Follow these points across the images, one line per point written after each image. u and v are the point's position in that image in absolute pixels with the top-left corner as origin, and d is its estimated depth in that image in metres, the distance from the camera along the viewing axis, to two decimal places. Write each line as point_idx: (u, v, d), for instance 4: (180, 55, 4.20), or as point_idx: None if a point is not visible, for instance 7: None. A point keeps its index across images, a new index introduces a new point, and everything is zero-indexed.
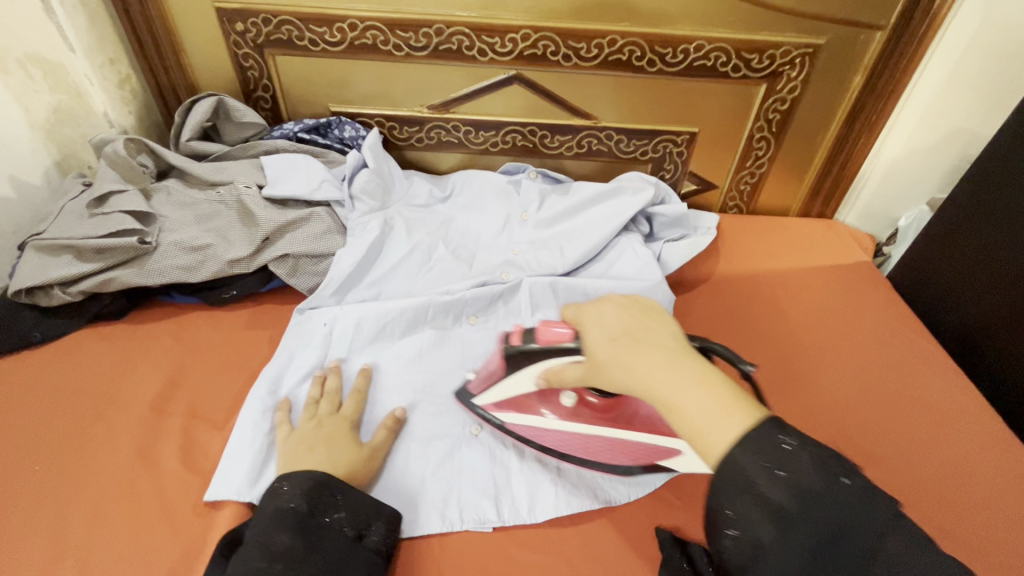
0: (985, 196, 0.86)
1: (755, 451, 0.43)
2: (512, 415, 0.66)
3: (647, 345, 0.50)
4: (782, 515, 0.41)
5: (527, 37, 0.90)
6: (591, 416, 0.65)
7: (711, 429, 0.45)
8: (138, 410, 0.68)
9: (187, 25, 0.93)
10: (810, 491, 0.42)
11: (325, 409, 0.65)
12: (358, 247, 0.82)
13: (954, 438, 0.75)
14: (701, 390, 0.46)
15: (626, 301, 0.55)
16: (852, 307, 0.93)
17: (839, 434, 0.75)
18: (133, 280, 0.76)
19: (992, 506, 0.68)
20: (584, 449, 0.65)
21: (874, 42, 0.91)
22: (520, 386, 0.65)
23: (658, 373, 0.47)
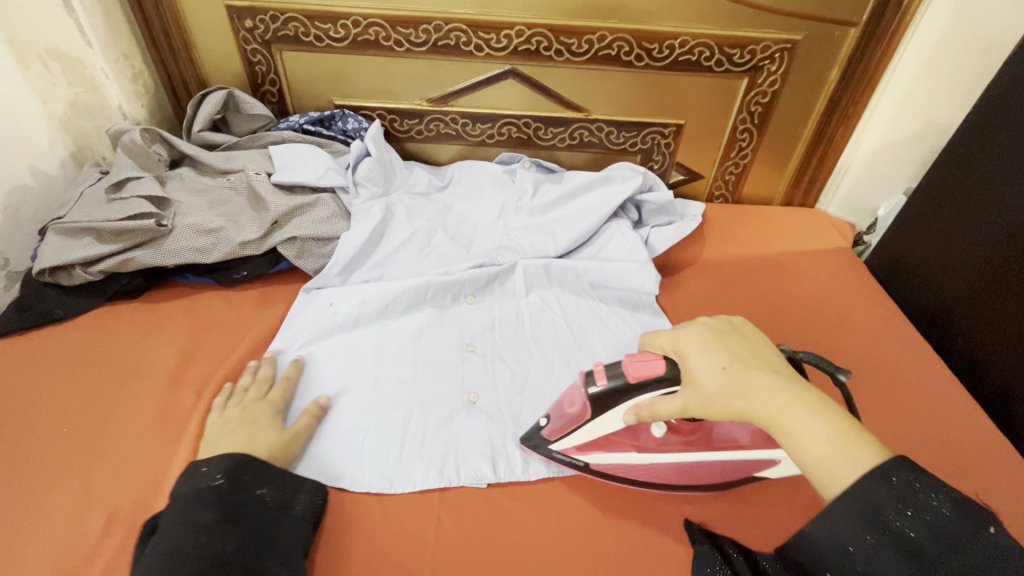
0: (955, 184, 0.91)
1: (889, 488, 0.44)
2: (596, 455, 0.64)
3: (763, 375, 0.52)
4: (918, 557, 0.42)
5: (521, 33, 0.95)
6: (683, 445, 0.63)
7: (837, 459, 0.47)
8: (157, 379, 0.72)
9: (198, 21, 0.98)
10: (951, 535, 0.42)
11: (253, 396, 0.68)
12: (361, 230, 0.87)
13: (920, 409, 0.81)
14: (822, 422, 0.49)
15: (723, 327, 0.57)
16: (829, 289, 0.99)
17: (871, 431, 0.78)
18: (151, 261, 0.80)
19: (953, 469, 0.73)
20: (675, 476, 0.64)
21: (848, 38, 0.96)
22: (607, 426, 0.62)
23: (779, 403, 0.50)
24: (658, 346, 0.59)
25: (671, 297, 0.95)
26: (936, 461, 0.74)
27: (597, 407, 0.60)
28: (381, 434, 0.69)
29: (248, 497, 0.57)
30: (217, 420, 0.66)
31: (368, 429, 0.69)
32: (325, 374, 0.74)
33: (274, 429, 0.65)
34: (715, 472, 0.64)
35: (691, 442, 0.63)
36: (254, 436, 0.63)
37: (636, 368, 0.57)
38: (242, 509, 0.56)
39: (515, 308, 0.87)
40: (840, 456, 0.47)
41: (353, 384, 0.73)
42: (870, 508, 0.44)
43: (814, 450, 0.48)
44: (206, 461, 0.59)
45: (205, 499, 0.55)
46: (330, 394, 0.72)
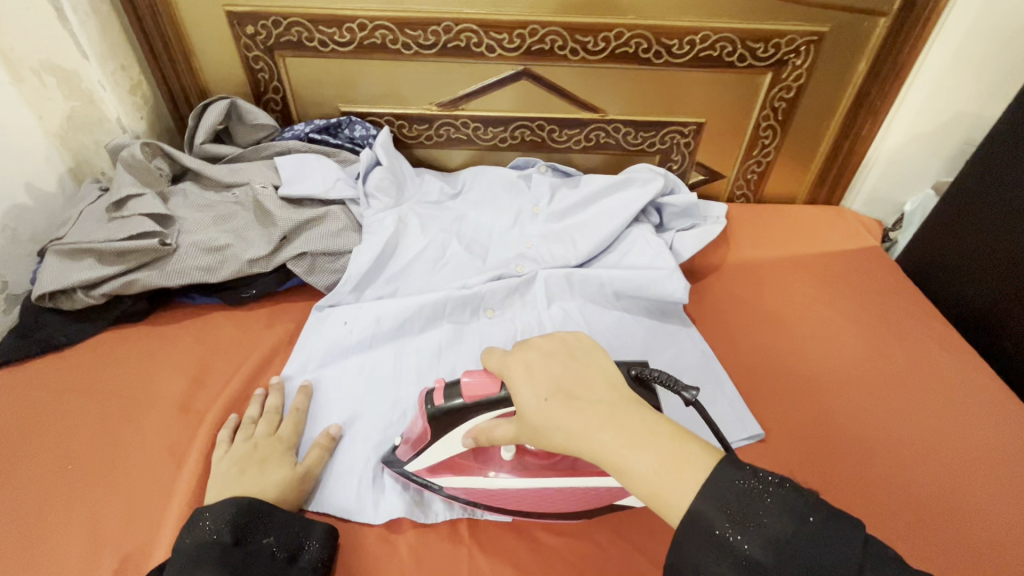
0: (995, 180, 0.86)
1: (716, 501, 0.43)
2: (450, 478, 0.62)
3: (582, 401, 0.50)
4: (756, 570, 0.41)
5: (534, 33, 0.91)
6: (535, 468, 0.61)
7: (670, 486, 0.44)
8: (166, 408, 0.68)
9: (198, 28, 0.93)
10: (779, 537, 0.41)
11: (261, 431, 0.64)
12: (374, 244, 0.83)
13: (969, 419, 0.76)
14: (645, 449, 0.46)
15: (550, 347, 0.54)
16: (863, 290, 0.94)
17: (901, 442, 0.73)
18: (154, 282, 0.76)
19: (1010, 483, 0.69)
20: (538, 502, 0.61)
21: (878, 29, 0.91)
22: (450, 448, 0.60)
23: (595, 433, 0.47)
24: (491, 366, 0.56)
25: (698, 305, 0.91)
26: (989, 476, 0.70)
27: (435, 429, 0.59)
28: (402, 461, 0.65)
29: (252, 549, 0.53)
30: (222, 459, 0.61)
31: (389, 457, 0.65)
32: (341, 398, 0.70)
33: (286, 466, 0.61)
34: (578, 499, 0.61)
35: (546, 466, 0.61)
36: (267, 474, 0.59)
37: (474, 386, 0.56)
38: (249, 561, 0.53)
39: (536, 321, 0.83)
40: (672, 482, 0.44)
41: (370, 407, 0.70)
42: (702, 527, 0.43)
43: (643, 480, 0.45)
44: (208, 509, 0.55)
45: (208, 556, 0.51)
46: (339, 423, 0.68)
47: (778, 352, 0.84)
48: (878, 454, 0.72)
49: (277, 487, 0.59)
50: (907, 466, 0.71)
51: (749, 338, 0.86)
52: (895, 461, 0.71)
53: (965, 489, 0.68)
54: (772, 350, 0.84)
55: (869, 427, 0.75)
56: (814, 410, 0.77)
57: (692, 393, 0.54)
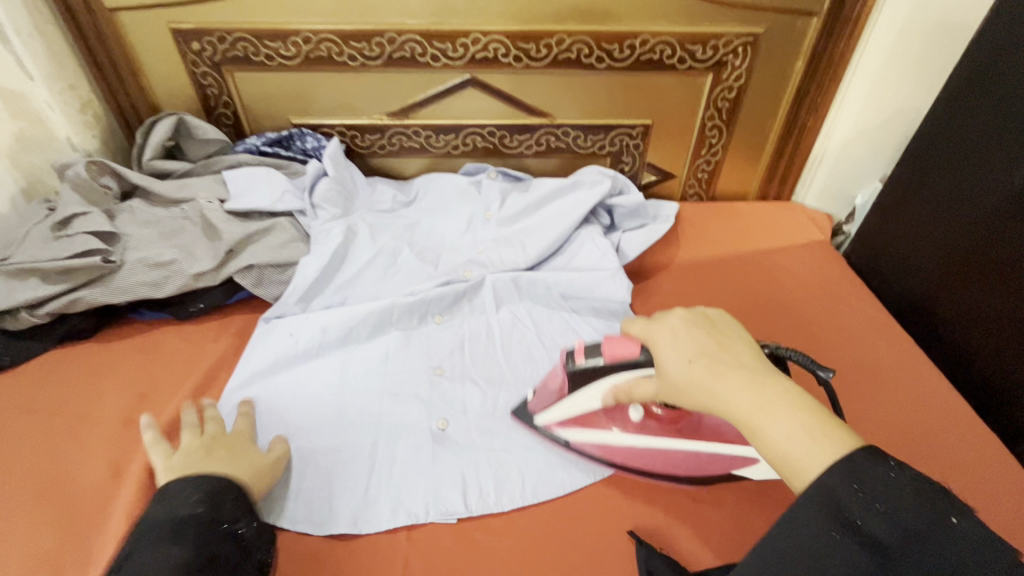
0: (926, 169, 0.89)
1: (852, 479, 0.39)
2: (577, 431, 0.67)
3: (726, 367, 0.48)
4: (881, 552, 0.38)
5: (477, 41, 0.93)
6: (659, 430, 0.65)
7: (806, 454, 0.42)
8: (109, 424, 0.69)
9: (145, 47, 0.94)
10: (914, 528, 0.38)
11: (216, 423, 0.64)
12: (322, 254, 0.84)
13: (913, 393, 0.80)
14: (786, 415, 0.44)
15: (693, 315, 0.54)
16: (808, 285, 0.97)
17: (868, 403, 0.79)
18: (100, 299, 0.77)
19: (947, 461, 0.71)
20: (653, 462, 0.65)
21: (811, 28, 0.94)
22: (586, 403, 0.65)
23: (736, 395, 0.46)
24: (633, 332, 0.57)
25: (647, 304, 0.92)
26: (926, 456, 0.72)
27: (573, 381, 0.65)
28: (344, 467, 0.66)
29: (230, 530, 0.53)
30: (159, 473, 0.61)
31: (331, 463, 0.66)
32: (286, 408, 0.71)
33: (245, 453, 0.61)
34: (701, 466, 0.64)
35: (668, 431, 0.64)
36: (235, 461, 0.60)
37: (614, 348, 0.60)
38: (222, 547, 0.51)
39: (485, 325, 0.84)
40: (811, 451, 0.42)
41: (313, 416, 0.70)
42: (828, 500, 0.40)
43: (777, 446, 0.44)
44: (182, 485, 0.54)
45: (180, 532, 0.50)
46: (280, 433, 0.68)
47: None
48: (860, 413, 0.77)
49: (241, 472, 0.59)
50: (878, 418, 0.77)
51: None
52: (868, 413, 0.77)
53: (936, 433, 0.75)
54: None
55: (848, 390, 0.80)
56: None
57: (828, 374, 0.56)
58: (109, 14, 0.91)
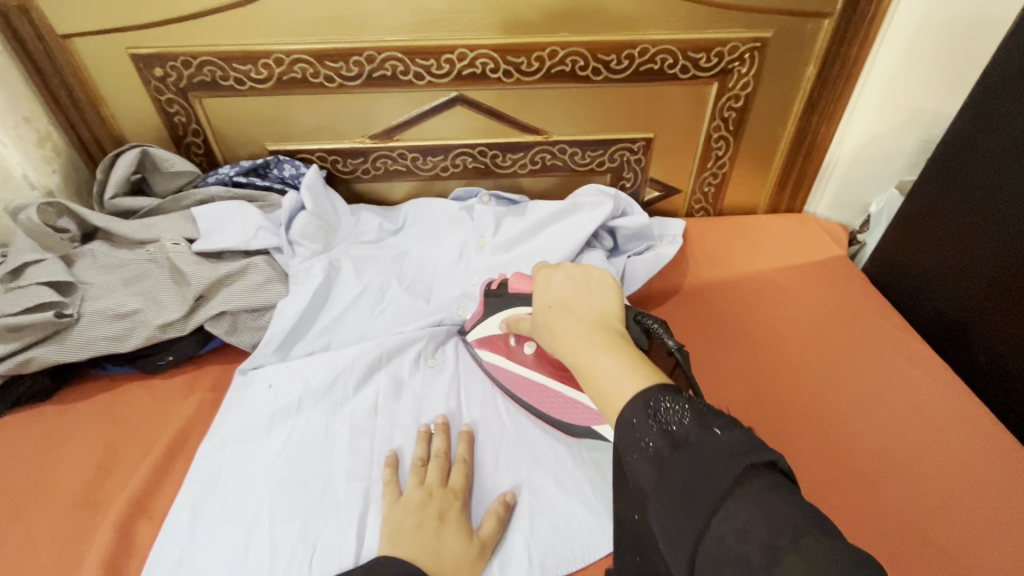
0: (954, 179, 0.81)
1: (646, 406, 0.41)
2: (489, 355, 0.73)
3: (575, 316, 0.52)
4: (656, 460, 0.39)
5: (463, 57, 0.86)
6: (549, 369, 0.68)
7: (615, 388, 0.44)
8: (63, 504, 0.61)
9: (104, 75, 0.87)
10: (683, 438, 0.39)
11: (433, 478, 0.60)
12: (302, 295, 0.77)
13: (955, 427, 0.72)
14: (608, 355, 0.47)
15: (575, 269, 0.58)
16: (827, 304, 0.90)
17: (907, 441, 0.71)
18: (55, 357, 0.70)
19: (994, 517, 0.63)
20: (533, 395, 0.69)
21: (823, 31, 0.88)
22: (491, 329, 0.72)
23: (574, 338, 0.50)
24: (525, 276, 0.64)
25: None
26: (971, 511, 0.64)
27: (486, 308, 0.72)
28: (330, 546, 0.57)
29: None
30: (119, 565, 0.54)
31: (315, 542, 0.57)
32: (262, 478, 0.62)
33: (464, 534, 0.56)
34: (565, 410, 0.66)
35: (555, 371, 0.68)
36: (442, 539, 0.55)
37: (521, 284, 0.68)
38: None
39: None
40: (618, 384, 0.44)
41: (291, 486, 0.61)
42: (625, 425, 0.42)
43: (597, 382, 0.46)
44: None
45: None
46: (246, 514, 0.59)
47: (744, 381, 0.78)
48: (897, 456, 0.69)
49: (453, 558, 0.54)
50: (914, 457, 0.69)
51: (713, 368, 0.80)
52: (906, 453, 0.70)
53: (981, 474, 0.67)
54: (737, 381, 0.78)
55: (882, 425, 0.73)
56: (782, 448, 0.70)
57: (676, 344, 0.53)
58: (63, 41, 0.83)
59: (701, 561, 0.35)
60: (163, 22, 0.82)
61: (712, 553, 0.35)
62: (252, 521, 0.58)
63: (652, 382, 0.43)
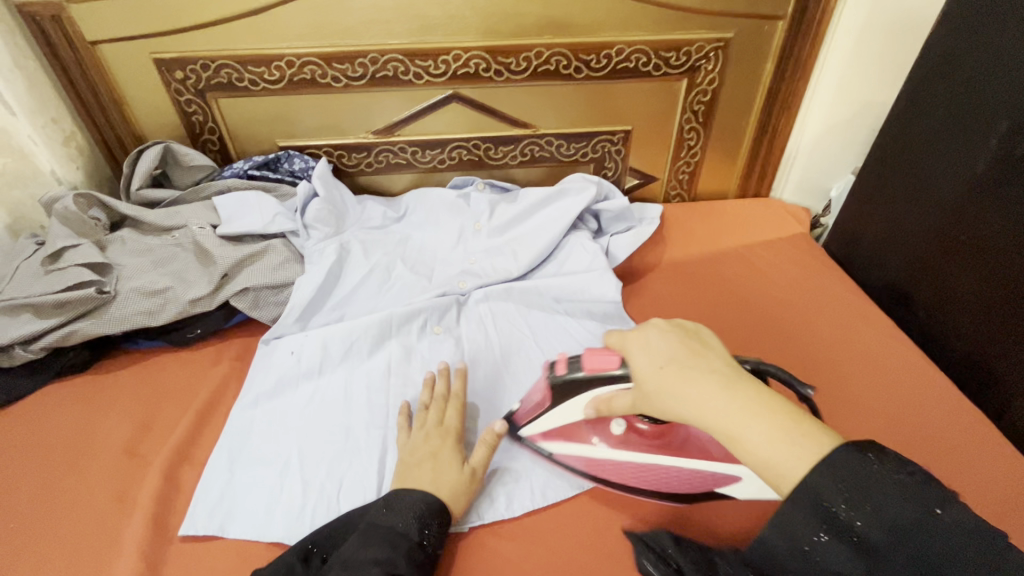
0: (894, 162, 0.93)
1: (840, 480, 0.43)
2: (560, 444, 0.66)
3: (702, 373, 0.50)
4: (869, 549, 0.42)
5: (458, 58, 0.95)
6: (643, 446, 0.64)
7: (783, 457, 0.45)
8: (112, 455, 0.68)
9: (127, 78, 0.95)
10: (903, 526, 0.41)
11: (433, 419, 0.67)
12: (317, 273, 0.85)
13: (900, 373, 0.83)
14: (760, 421, 0.47)
15: (671, 327, 0.55)
16: (790, 276, 1.00)
17: (861, 387, 0.81)
18: (96, 330, 0.77)
19: (937, 450, 0.73)
20: (639, 477, 0.63)
21: (778, 32, 0.98)
22: (567, 416, 0.64)
23: (713, 404, 0.48)
24: (610, 342, 0.59)
25: (638, 303, 0.94)
26: (916, 447, 0.73)
27: (556, 395, 0.64)
28: (355, 483, 0.64)
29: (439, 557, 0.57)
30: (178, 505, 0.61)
31: (341, 481, 0.65)
32: (292, 428, 0.70)
33: (458, 464, 0.63)
34: (675, 481, 0.63)
35: (655, 446, 0.64)
36: (439, 473, 0.61)
37: (597, 362, 0.60)
38: None
39: (482, 334, 0.84)
40: (787, 455, 0.45)
41: (317, 435, 0.69)
42: (815, 498, 0.43)
43: (756, 452, 0.46)
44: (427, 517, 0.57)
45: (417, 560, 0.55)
46: (279, 459, 0.67)
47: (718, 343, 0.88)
48: (852, 400, 0.79)
49: (450, 484, 0.61)
50: (869, 401, 0.79)
51: None
52: (860, 397, 0.79)
53: (923, 411, 0.77)
54: None
55: (839, 375, 0.83)
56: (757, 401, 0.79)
57: (805, 390, 0.59)
58: (91, 48, 0.91)
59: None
60: (185, 29, 0.90)
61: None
62: (284, 464, 0.66)
63: (820, 440, 0.45)
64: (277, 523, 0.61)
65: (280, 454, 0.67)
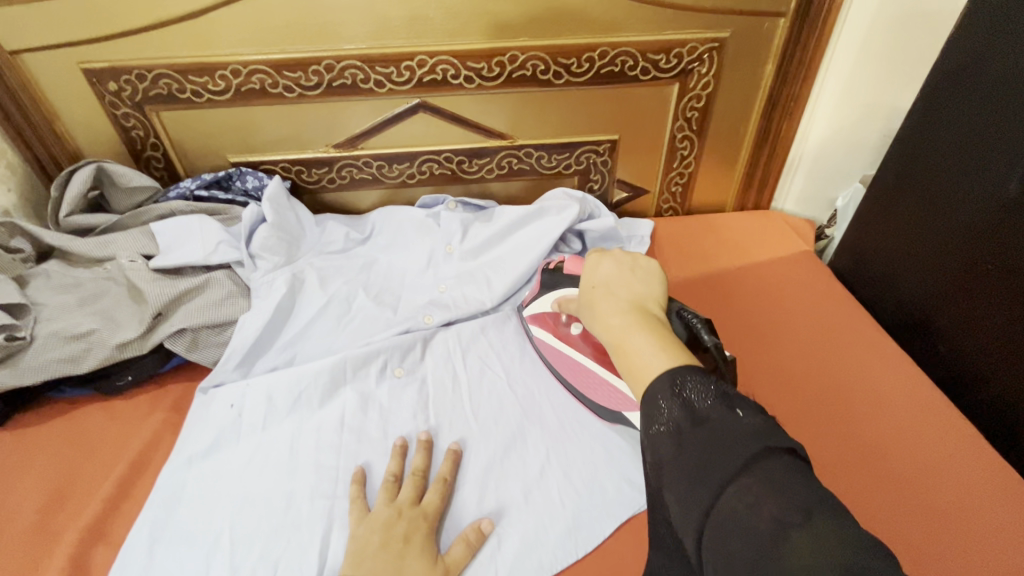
0: (909, 176, 0.83)
1: (673, 382, 0.42)
2: (537, 329, 0.76)
3: (617, 297, 0.54)
4: (676, 434, 0.40)
5: (423, 63, 0.86)
6: (589, 350, 0.70)
7: (647, 364, 0.45)
8: (17, 532, 0.60)
9: (56, 91, 0.85)
10: (704, 414, 0.40)
11: (404, 497, 0.59)
12: (263, 310, 0.75)
13: (923, 417, 0.73)
14: (646, 334, 0.48)
15: (624, 258, 0.59)
16: (794, 300, 0.90)
17: (880, 435, 0.71)
18: (7, 382, 0.67)
19: (978, 515, 0.63)
20: (575, 373, 0.71)
21: (778, 29, 0.88)
22: (544, 306, 0.75)
23: (610, 315, 0.52)
24: None
25: None
26: (938, 504, 0.64)
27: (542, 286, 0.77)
28: (292, 566, 0.56)
29: None
30: None
31: (277, 563, 0.56)
32: (224, 498, 0.61)
33: (420, 551, 0.54)
34: (600, 393, 0.68)
35: (598, 353, 0.69)
36: (404, 561, 0.53)
37: (574, 268, 0.74)
38: None
39: (451, 375, 0.75)
40: (653, 360, 0.45)
41: (253, 506, 0.60)
42: (650, 398, 0.43)
43: (631, 357, 0.47)
44: None
45: None
46: (207, 539, 0.58)
47: None
48: (869, 451, 0.69)
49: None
50: (889, 451, 0.69)
51: None
52: (879, 448, 0.70)
53: (954, 466, 0.67)
54: None
55: (849, 415, 0.73)
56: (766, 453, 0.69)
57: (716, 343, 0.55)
58: (11, 57, 0.81)
59: (709, 527, 0.37)
60: (116, 36, 0.80)
61: (722, 523, 0.36)
62: (212, 542, 0.57)
63: None
64: None
65: (209, 531, 0.58)
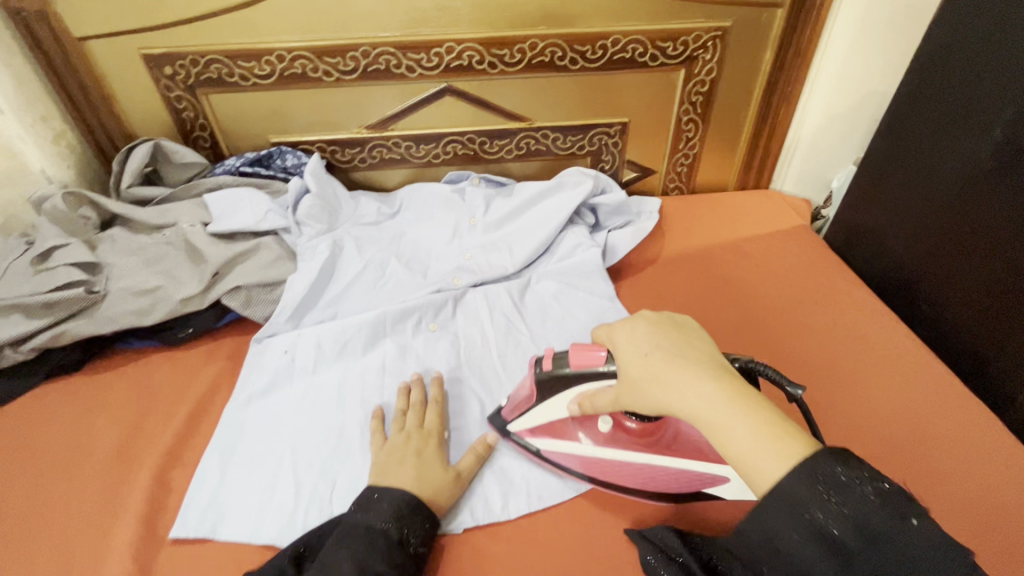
0: (896, 155, 0.91)
1: (813, 482, 0.42)
2: (547, 442, 0.66)
3: (684, 364, 0.51)
4: (842, 551, 0.40)
5: (451, 50, 0.94)
6: (631, 442, 0.63)
7: (762, 458, 0.45)
8: (102, 457, 0.68)
9: (115, 74, 0.93)
10: (873, 528, 0.40)
11: (412, 422, 0.66)
12: (310, 270, 0.84)
13: (903, 366, 0.81)
14: (743, 416, 0.47)
15: (660, 320, 0.56)
16: (790, 269, 0.98)
17: (863, 381, 0.79)
18: (86, 331, 0.75)
19: (947, 444, 0.71)
20: (626, 475, 0.63)
21: (777, 20, 0.96)
22: (554, 413, 0.64)
23: (696, 394, 0.49)
24: (601, 339, 0.59)
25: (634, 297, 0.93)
26: (910, 437, 0.73)
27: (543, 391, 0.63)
28: (348, 483, 0.64)
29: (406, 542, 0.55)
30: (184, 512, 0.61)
31: (335, 482, 0.64)
32: (284, 429, 0.69)
33: (442, 465, 0.62)
34: (663, 481, 0.62)
35: (643, 446, 0.63)
36: (425, 470, 0.61)
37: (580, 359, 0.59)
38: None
39: (479, 332, 0.82)
40: (760, 452, 0.45)
41: (310, 436, 0.68)
42: (790, 503, 0.42)
43: (730, 443, 0.46)
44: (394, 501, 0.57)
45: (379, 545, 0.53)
46: (271, 462, 0.66)
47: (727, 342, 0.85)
48: (852, 394, 0.78)
49: (435, 482, 0.60)
50: (868, 394, 0.78)
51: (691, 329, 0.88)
52: (861, 393, 0.78)
53: (928, 405, 0.76)
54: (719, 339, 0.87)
55: (834, 363, 0.82)
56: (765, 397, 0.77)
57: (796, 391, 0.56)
58: (77, 44, 0.90)
59: None
60: (175, 24, 0.89)
61: None
62: (276, 463, 0.66)
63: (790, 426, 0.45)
64: (271, 524, 0.60)
65: (272, 454, 0.67)
